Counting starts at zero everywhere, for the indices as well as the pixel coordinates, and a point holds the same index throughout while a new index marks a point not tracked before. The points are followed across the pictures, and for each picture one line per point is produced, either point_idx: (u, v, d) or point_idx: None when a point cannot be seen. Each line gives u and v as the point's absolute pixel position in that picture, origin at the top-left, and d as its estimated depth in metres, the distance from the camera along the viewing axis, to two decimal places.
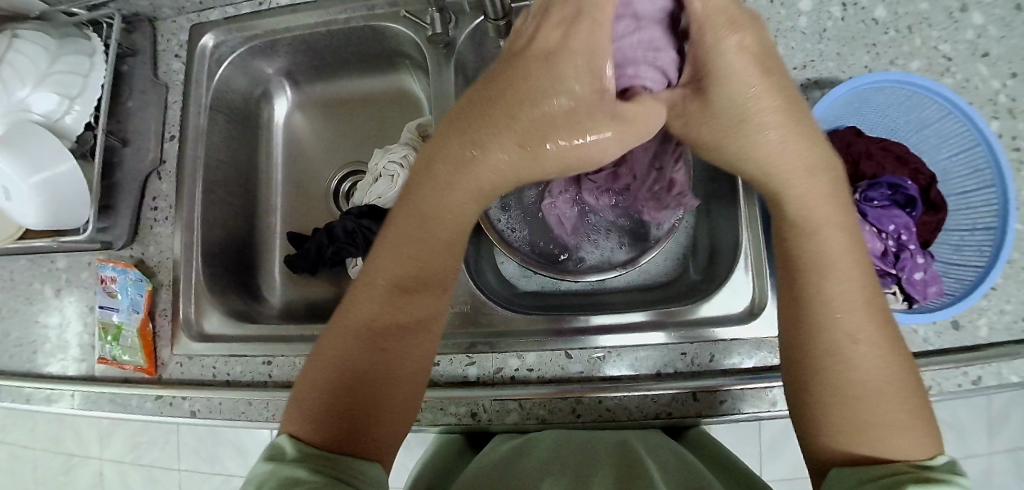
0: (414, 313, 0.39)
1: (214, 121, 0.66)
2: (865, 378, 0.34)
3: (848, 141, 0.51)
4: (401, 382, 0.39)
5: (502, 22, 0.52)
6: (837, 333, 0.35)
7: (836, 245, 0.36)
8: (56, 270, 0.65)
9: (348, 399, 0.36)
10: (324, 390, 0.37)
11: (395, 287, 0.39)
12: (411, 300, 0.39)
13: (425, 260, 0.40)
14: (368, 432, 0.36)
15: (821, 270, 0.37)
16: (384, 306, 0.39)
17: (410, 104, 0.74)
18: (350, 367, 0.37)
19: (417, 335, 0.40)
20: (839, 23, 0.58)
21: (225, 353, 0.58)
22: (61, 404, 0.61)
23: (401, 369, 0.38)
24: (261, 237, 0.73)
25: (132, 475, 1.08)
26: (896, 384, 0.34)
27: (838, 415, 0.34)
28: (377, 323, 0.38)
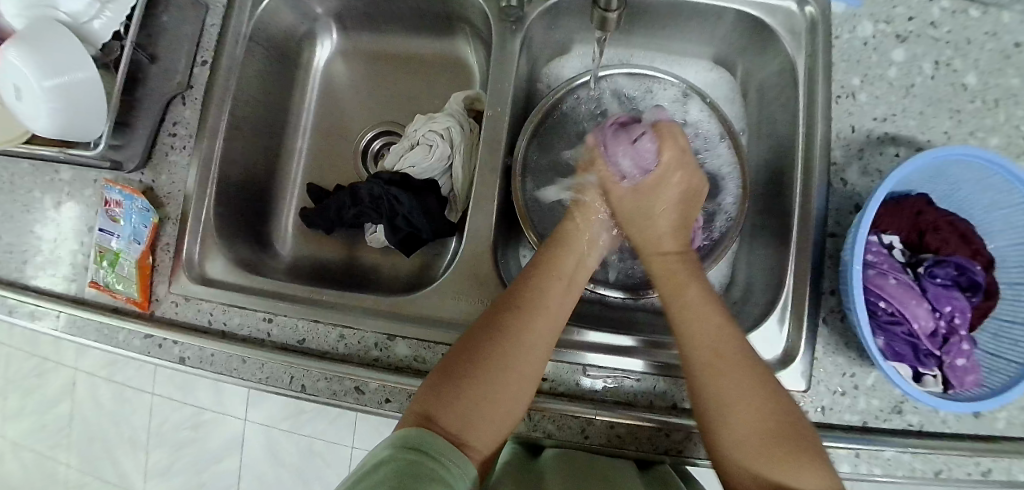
0: (535, 344, 0.43)
1: (252, 53, 0.62)
2: (743, 421, 0.41)
3: (918, 209, 0.49)
4: (509, 387, 0.41)
5: (608, 26, 0.41)
6: (715, 380, 0.42)
7: (690, 319, 0.45)
8: (59, 181, 0.61)
9: (458, 387, 0.40)
10: (442, 377, 0.41)
11: (512, 303, 0.45)
12: (534, 329, 0.44)
13: (545, 283, 0.46)
14: (471, 423, 0.39)
15: (689, 329, 0.45)
16: (511, 323, 0.43)
17: (460, 73, 0.70)
18: (465, 361, 0.42)
19: (528, 345, 0.43)
20: (929, 81, 0.54)
21: (224, 301, 0.55)
22: (43, 322, 0.58)
23: (509, 376, 0.41)
24: (278, 182, 0.69)
25: (104, 392, 1.05)
26: (767, 418, 0.40)
27: (739, 452, 0.40)
28: (495, 328, 0.43)
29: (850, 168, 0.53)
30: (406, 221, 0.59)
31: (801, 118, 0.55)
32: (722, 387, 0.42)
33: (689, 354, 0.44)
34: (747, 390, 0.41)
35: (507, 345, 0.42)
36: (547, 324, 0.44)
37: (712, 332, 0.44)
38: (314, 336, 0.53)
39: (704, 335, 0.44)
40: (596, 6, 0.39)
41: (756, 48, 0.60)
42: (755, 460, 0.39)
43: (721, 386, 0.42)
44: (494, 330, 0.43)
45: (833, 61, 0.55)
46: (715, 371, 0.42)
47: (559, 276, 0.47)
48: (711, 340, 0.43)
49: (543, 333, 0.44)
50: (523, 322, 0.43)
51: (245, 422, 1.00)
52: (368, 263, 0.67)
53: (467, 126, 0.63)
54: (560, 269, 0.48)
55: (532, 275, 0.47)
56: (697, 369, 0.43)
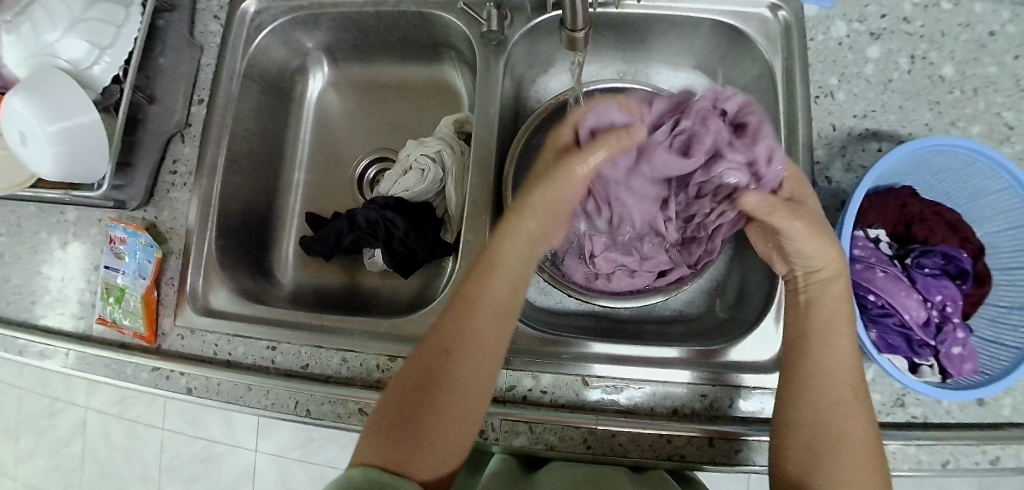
0: (472, 349, 0.42)
1: (247, 88, 0.64)
2: (847, 431, 0.38)
3: (903, 201, 0.50)
4: (451, 420, 0.40)
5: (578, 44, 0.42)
6: (831, 388, 0.40)
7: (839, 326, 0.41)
8: (65, 222, 0.63)
9: (400, 430, 0.39)
10: (381, 424, 0.40)
11: (444, 331, 0.43)
12: (470, 335, 0.42)
13: (483, 282, 0.44)
14: (413, 461, 0.38)
15: (813, 331, 0.42)
16: (449, 338, 0.43)
17: (449, 95, 0.71)
18: (403, 403, 0.41)
19: (465, 379, 0.41)
20: (905, 75, 0.56)
21: (229, 331, 0.56)
22: (53, 361, 0.59)
23: (451, 410, 0.40)
24: (277, 212, 0.71)
25: (116, 429, 1.06)
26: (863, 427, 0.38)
27: (830, 463, 0.38)
28: (429, 366, 0.42)
29: (834, 165, 0.54)
30: (402, 243, 0.60)
31: (782, 119, 0.56)
32: (839, 398, 0.39)
33: (807, 351, 0.42)
34: (852, 403, 0.39)
35: (441, 382, 0.41)
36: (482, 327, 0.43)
37: (842, 345, 0.41)
38: (317, 361, 0.54)
39: (832, 351, 0.41)
40: (564, 27, 0.41)
41: (735, 54, 0.62)
42: (839, 471, 0.37)
43: (841, 393, 0.39)
44: (431, 364, 0.42)
45: (810, 63, 0.56)
46: (842, 380, 0.40)
47: (502, 300, 0.44)
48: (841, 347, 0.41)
49: (481, 365, 0.42)
50: (456, 355, 0.42)
51: (257, 452, 1.01)
52: (369, 286, 0.68)
53: (458, 147, 0.64)
54: (495, 291, 0.44)
55: (460, 299, 0.44)
56: (806, 378, 0.41)
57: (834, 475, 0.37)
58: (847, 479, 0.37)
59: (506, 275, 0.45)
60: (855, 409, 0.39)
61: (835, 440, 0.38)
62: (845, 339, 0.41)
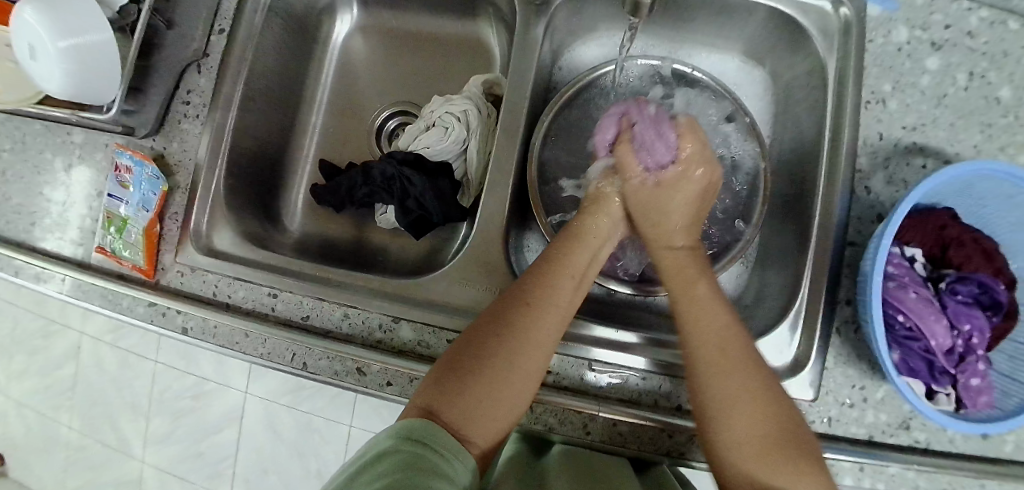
0: (541, 333, 0.42)
1: (270, 24, 0.61)
2: (743, 417, 0.39)
3: (943, 223, 0.48)
4: (510, 382, 0.40)
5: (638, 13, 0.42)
6: (725, 378, 0.41)
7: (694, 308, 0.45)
8: (71, 143, 0.60)
9: (461, 381, 0.39)
10: (448, 374, 0.39)
11: (523, 292, 0.44)
12: (542, 320, 0.42)
13: (556, 278, 0.45)
14: (472, 412, 0.38)
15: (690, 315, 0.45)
16: (520, 316, 0.42)
17: (480, 56, 0.68)
18: (467, 350, 0.41)
19: (534, 343, 0.41)
20: (962, 91, 0.53)
21: (231, 274, 0.55)
22: (49, 285, 0.58)
23: (513, 371, 0.40)
24: (289, 157, 0.68)
25: (107, 358, 1.06)
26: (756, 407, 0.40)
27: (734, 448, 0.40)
28: (503, 320, 0.42)
29: (875, 176, 0.51)
30: (417, 203, 0.58)
31: (828, 121, 0.53)
32: (734, 383, 0.41)
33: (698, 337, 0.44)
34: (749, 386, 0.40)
35: (502, 353, 0.40)
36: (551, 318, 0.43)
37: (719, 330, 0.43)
38: (318, 314, 0.53)
39: (695, 326, 0.44)
40: None
41: (786, 48, 0.59)
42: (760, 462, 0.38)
43: (731, 380, 0.41)
44: (505, 320, 0.42)
45: (865, 66, 0.53)
46: (717, 364, 0.42)
47: (570, 273, 0.46)
48: (719, 341, 0.43)
49: (549, 333, 0.42)
50: (533, 319, 0.42)
51: (245, 396, 1.01)
52: (376, 244, 0.66)
53: (485, 110, 0.62)
54: (571, 268, 0.46)
55: (538, 280, 0.45)
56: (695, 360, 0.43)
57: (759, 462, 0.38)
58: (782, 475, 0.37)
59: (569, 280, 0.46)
60: (742, 397, 0.40)
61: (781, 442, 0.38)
62: (715, 347, 0.42)
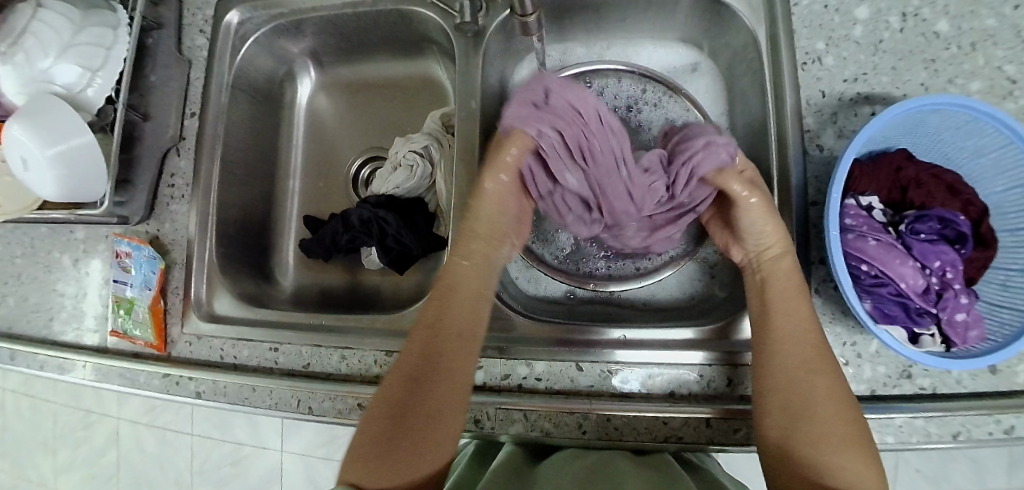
0: (445, 378, 0.46)
1: (235, 99, 0.65)
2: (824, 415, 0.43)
3: (898, 165, 0.48)
4: (433, 441, 0.44)
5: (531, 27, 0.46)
6: (814, 381, 0.44)
7: (791, 310, 0.46)
8: (75, 241, 0.65)
9: (383, 446, 0.44)
10: (370, 438, 0.44)
11: (413, 360, 0.47)
12: (441, 363, 0.46)
13: (441, 319, 0.48)
14: (400, 478, 0.43)
15: (779, 308, 0.46)
16: (419, 370, 0.46)
17: (434, 91, 0.72)
18: (385, 428, 0.44)
19: (444, 391, 0.45)
20: (898, 34, 0.53)
21: (233, 336, 0.58)
22: (73, 373, 0.62)
23: (433, 429, 0.44)
24: (276, 218, 0.72)
25: (147, 437, 1.10)
26: (839, 406, 0.43)
27: (808, 442, 0.43)
28: (408, 379, 0.46)
29: (825, 133, 0.52)
30: (396, 240, 0.61)
31: (769, 90, 0.54)
32: (821, 389, 0.44)
33: (789, 338, 0.45)
34: (834, 389, 0.43)
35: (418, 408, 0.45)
36: (450, 350, 0.47)
37: (797, 325, 0.45)
38: (316, 360, 0.56)
39: (794, 312, 0.46)
40: (515, 14, 0.44)
41: (719, 26, 0.60)
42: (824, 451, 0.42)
43: (821, 386, 0.44)
44: (410, 380, 0.46)
45: (795, 29, 0.54)
46: (818, 377, 0.44)
47: (462, 316, 0.49)
48: (807, 348, 0.45)
49: (454, 378, 0.46)
50: (434, 370, 0.46)
51: (282, 452, 1.04)
52: (369, 284, 0.69)
53: (444, 141, 0.65)
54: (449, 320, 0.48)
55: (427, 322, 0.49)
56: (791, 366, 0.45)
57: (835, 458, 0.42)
58: (846, 463, 0.42)
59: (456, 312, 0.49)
60: (830, 393, 0.43)
61: (850, 442, 0.42)
62: (805, 347, 0.45)
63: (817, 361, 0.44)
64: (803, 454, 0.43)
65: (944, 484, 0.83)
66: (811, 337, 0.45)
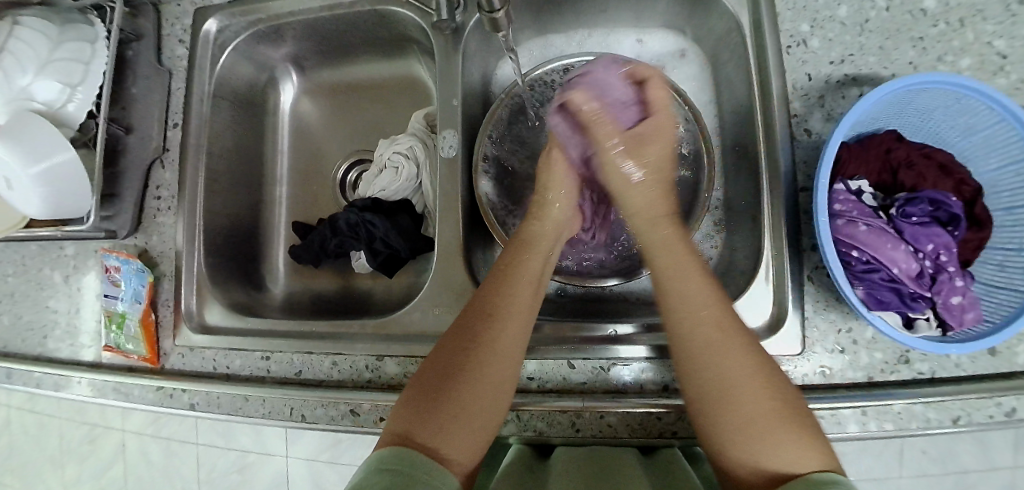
0: (509, 334, 0.43)
1: (218, 108, 0.65)
2: (745, 394, 0.39)
3: (888, 147, 0.47)
4: (482, 396, 0.40)
5: (501, 24, 0.43)
6: (724, 359, 0.40)
7: (682, 266, 0.45)
8: (65, 257, 0.65)
9: (435, 399, 0.39)
10: (421, 391, 0.40)
11: (483, 308, 0.44)
12: (507, 318, 0.44)
13: (511, 279, 0.46)
14: (452, 436, 0.38)
15: (661, 262, 0.46)
16: (484, 323, 0.43)
17: (419, 91, 0.71)
18: (437, 384, 0.40)
19: (503, 348, 0.42)
20: (884, 13, 0.52)
21: (225, 346, 0.58)
22: (69, 390, 0.62)
23: (485, 384, 0.41)
24: (266, 226, 0.72)
25: (153, 448, 1.11)
26: (769, 389, 0.39)
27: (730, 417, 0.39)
28: (471, 330, 0.43)
29: (813, 117, 0.51)
30: (384, 243, 0.61)
31: (754, 76, 0.53)
32: (721, 359, 0.40)
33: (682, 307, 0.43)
34: (748, 359, 0.40)
35: (475, 357, 0.41)
36: (515, 310, 0.44)
37: (703, 292, 0.43)
38: (309, 367, 0.55)
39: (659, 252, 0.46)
40: (483, 10, 0.42)
41: (700, 13, 0.59)
42: (762, 434, 0.37)
43: (722, 355, 0.40)
44: (468, 336, 0.42)
45: (779, 12, 0.53)
46: (722, 340, 0.41)
47: (528, 276, 0.47)
48: (696, 305, 0.42)
49: (516, 333, 0.43)
50: (496, 323, 0.43)
51: (288, 457, 1.04)
52: (361, 288, 0.69)
53: (430, 141, 0.64)
54: (529, 270, 0.47)
55: (496, 279, 0.46)
56: (697, 342, 0.41)
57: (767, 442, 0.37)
58: (779, 447, 0.36)
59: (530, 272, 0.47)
60: (747, 363, 0.40)
61: (786, 420, 0.37)
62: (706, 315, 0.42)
63: (728, 325, 0.41)
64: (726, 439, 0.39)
65: (952, 464, 0.82)
66: (707, 293, 0.43)
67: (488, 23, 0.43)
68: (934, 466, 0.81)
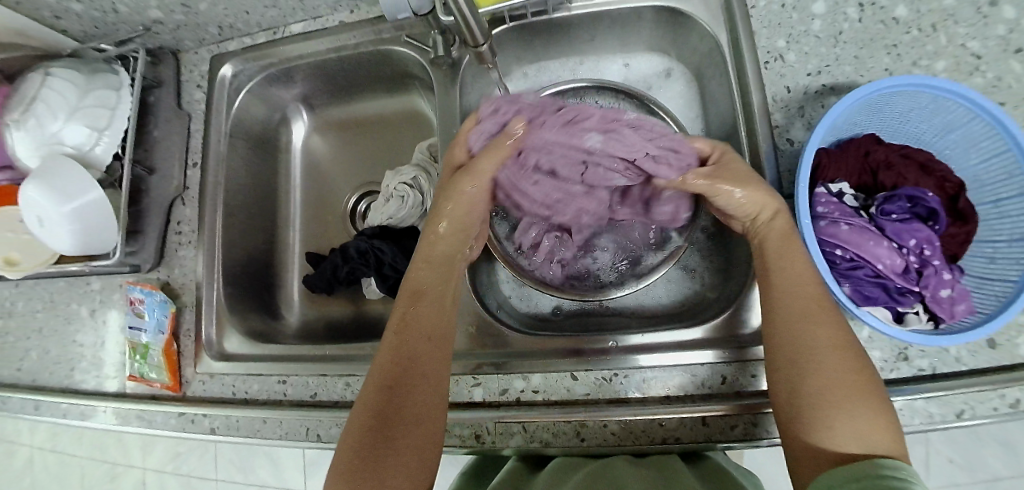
0: (426, 364, 0.46)
1: (234, 146, 0.69)
2: (831, 367, 0.38)
3: (865, 150, 0.49)
4: (417, 426, 0.43)
5: (486, 56, 0.50)
6: (817, 331, 0.39)
7: (793, 254, 0.43)
8: (91, 292, 0.69)
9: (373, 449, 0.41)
10: (353, 448, 0.42)
11: (389, 350, 0.46)
12: (420, 350, 0.46)
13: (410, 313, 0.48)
14: (391, 472, 0.41)
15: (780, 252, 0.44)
16: (399, 361, 0.45)
17: (420, 122, 0.75)
18: (369, 434, 0.42)
19: (423, 379, 0.45)
20: (856, 25, 0.55)
21: (243, 371, 0.60)
22: (95, 419, 0.65)
23: (417, 415, 0.43)
24: (280, 256, 0.76)
25: (173, 483, 1.12)
26: (852, 361, 0.38)
27: (815, 391, 0.38)
28: (383, 374, 0.45)
29: (795, 126, 0.54)
30: (393, 268, 0.64)
31: (736, 90, 0.56)
32: (816, 331, 0.40)
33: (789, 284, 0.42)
34: (838, 340, 0.39)
35: (398, 393, 0.44)
36: (421, 340, 0.47)
37: (798, 271, 0.42)
38: (323, 388, 0.58)
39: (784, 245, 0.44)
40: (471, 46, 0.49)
41: (682, 34, 0.63)
42: (841, 415, 0.37)
43: (817, 328, 0.40)
44: (388, 380, 0.45)
45: (755, 29, 0.56)
46: (822, 314, 0.40)
47: (432, 303, 0.49)
48: (807, 285, 0.42)
49: (429, 363, 0.46)
50: (409, 362, 0.45)
51: (306, 488, 1.05)
52: (372, 312, 0.71)
53: (432, 171, 0.68)
54: (428, 304, 0.49)
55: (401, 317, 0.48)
56: (794, 309, 0.41)
57: (852, 423, 0.36)
58: (857, 427, 0.36)
59: (432, 300, 0.50)
60: (839, 349, 0.39)
61: (862, 396, 0.37)
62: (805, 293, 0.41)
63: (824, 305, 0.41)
64: (808, 419, 0.38)
65: (978, 467, 0.80)
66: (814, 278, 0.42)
67: (474, 55, 0.50)
68: (959, 471, 0.79)
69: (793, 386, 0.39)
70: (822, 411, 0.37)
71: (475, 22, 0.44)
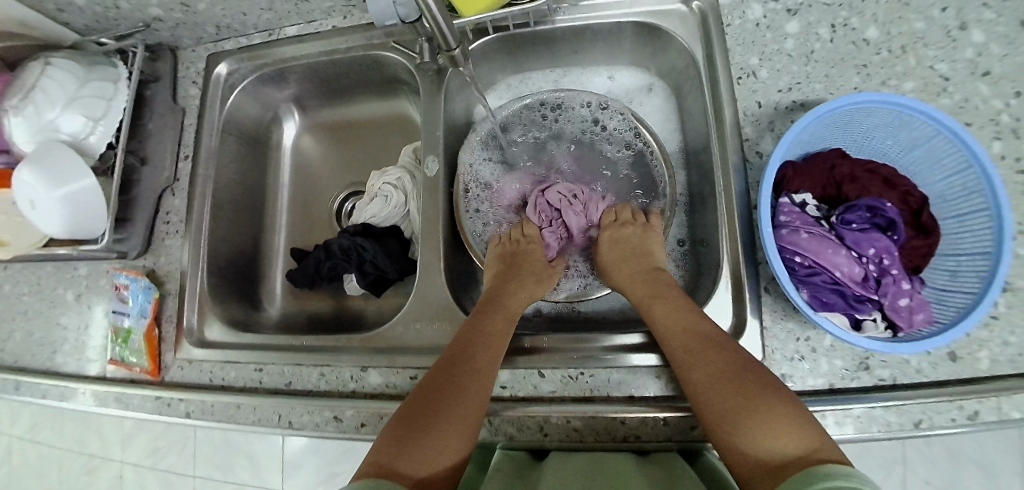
0: (470, 375, 0.48)
1: (226, 142, 0.71)
2: (734, 389, 0.43)
3: (831, 163, 0.51)
4: (447, 426, 0.45)
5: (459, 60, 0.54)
6: (712, 357, 0.46)
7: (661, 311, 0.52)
8: (78, 277, 0.70)
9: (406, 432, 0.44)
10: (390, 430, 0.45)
11: (450, 354, 0.50)
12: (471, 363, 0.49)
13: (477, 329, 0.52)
14: (420, 460, 0.42)
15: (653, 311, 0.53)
16: (449, 363, 0.49)
17: (407, 127, 0.77)
18: (405, 420, 0.45)
19: (462, 385, 0.47)
20: (827, 45, 0.57)
21: (222, 358, 0.62)
22: (75, 400, 0.66)
23: (450, 418, 0.45)
24: (267, 250, 0.77)
25: (151, 478, 1.12)
26: (756, 378, 0.44)
27: (731, 408, 0.43)
28: (433, 377, 0.48)
29: (764, 140, 0.55)
30: (373, 266, 0.65)
31: (710, 105, 0.58)
32: (710, 362, 0.46)
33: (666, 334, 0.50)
34: (732, 363, 0.45)
35: (439, 395, 0.46)
36: (479, 356, 0.50)
37: (677, 320, 0.50)
38: (298, 378, 0.59)
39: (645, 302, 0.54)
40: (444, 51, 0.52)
41: (661, 49, 0.65)
42: (758, 422, 0.41)
43: (710, 360, 0.46)
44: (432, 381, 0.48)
45: (730, 47, 0.58)
46: (701, 347, 0.47)
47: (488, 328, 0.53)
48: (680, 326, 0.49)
49: (476, 374, 0.48)
50: (457, 367, 0.48)
51: None
52: (353, 308, 0.73)
53: (417, 172, 0.70)
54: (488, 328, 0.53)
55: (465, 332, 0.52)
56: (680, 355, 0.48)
57: (761, 426, 0.41)
58: (773, 431, 0.40)
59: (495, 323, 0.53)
60: (740, 371, 0.44)
61: (768, 401, 0.42)
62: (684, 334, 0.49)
63: (702, 341, 0.47)
64: (733, 432, 0.42)
65: None
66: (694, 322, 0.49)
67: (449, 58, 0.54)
68: None
69: (710, 406, 0.44)
70: (745, 422, 0.41)
71: (448, 29, 0.48)
